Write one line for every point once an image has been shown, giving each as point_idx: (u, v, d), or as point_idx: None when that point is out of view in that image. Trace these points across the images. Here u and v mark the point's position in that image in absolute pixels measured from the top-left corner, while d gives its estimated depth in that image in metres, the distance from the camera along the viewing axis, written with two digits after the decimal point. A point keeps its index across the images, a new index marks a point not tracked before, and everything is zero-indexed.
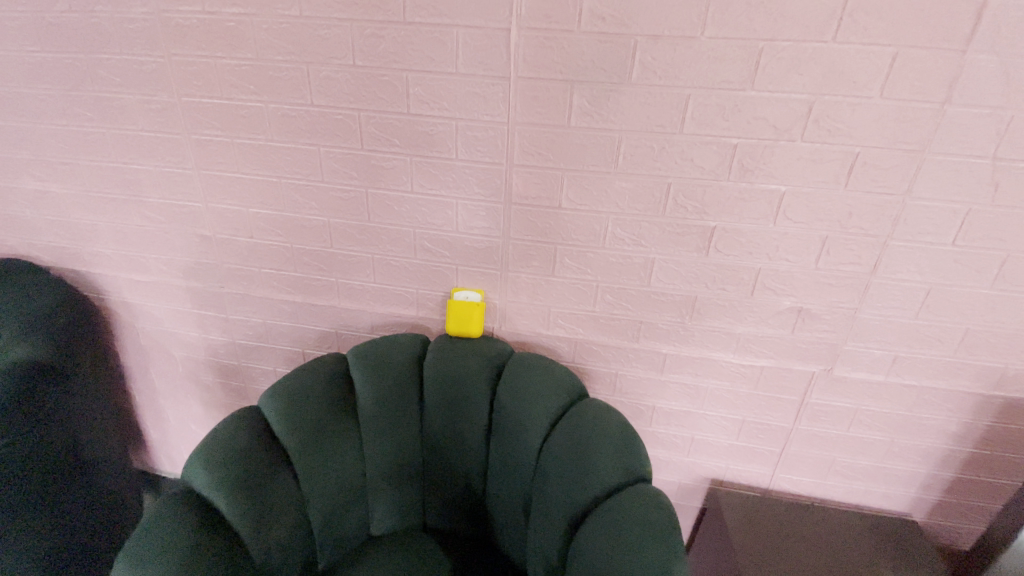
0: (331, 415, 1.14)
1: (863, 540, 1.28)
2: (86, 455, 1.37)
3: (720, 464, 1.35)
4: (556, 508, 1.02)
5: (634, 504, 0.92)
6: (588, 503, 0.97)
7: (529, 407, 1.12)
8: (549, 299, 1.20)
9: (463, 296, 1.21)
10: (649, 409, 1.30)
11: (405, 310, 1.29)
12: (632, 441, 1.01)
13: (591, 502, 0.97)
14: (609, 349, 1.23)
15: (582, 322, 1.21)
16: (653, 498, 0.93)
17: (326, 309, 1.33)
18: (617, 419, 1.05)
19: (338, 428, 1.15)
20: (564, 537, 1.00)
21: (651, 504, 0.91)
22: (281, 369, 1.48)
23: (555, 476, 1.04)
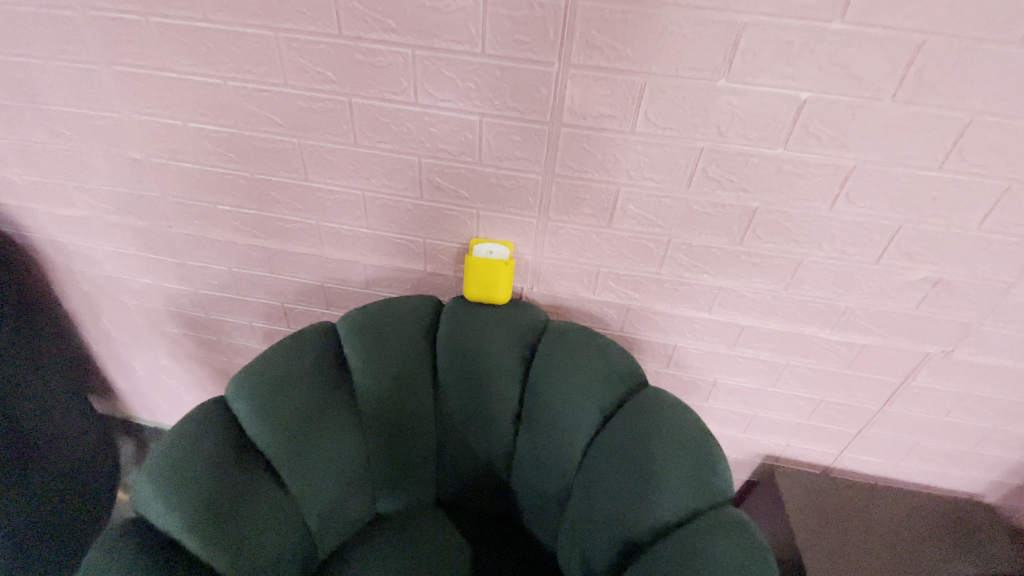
0: (319, 402, 0.90)
1: (935, 528, 1.13)
2: (36, 419, 1.15)
3: (781, 442, 1.16)
4: (609, 524, 0.82)
5: (717, 538, 0.72)
6: (656, 530, 0.77)
7: (573, 396, 0.88)
8: (599, 256, 0.90)
9: (486, 252, 0.91)
10: (708, 385, 1.07)
11: (409, 263, 1.00)
12: (709, 453, 0.79)
13: (657, 527, 0.77)
14: (671, 319, 0.97)
15: (640, 287, 0.93)
16: (741, 531, 0.73)
17: (307, 258, 1.04)
18: (691, 420, 0.82)
19: (330, 416, 0.92)
20: (617, 559, 0.81)
21: (739, 542, 0.71)
22: (258, 324, 1.22)
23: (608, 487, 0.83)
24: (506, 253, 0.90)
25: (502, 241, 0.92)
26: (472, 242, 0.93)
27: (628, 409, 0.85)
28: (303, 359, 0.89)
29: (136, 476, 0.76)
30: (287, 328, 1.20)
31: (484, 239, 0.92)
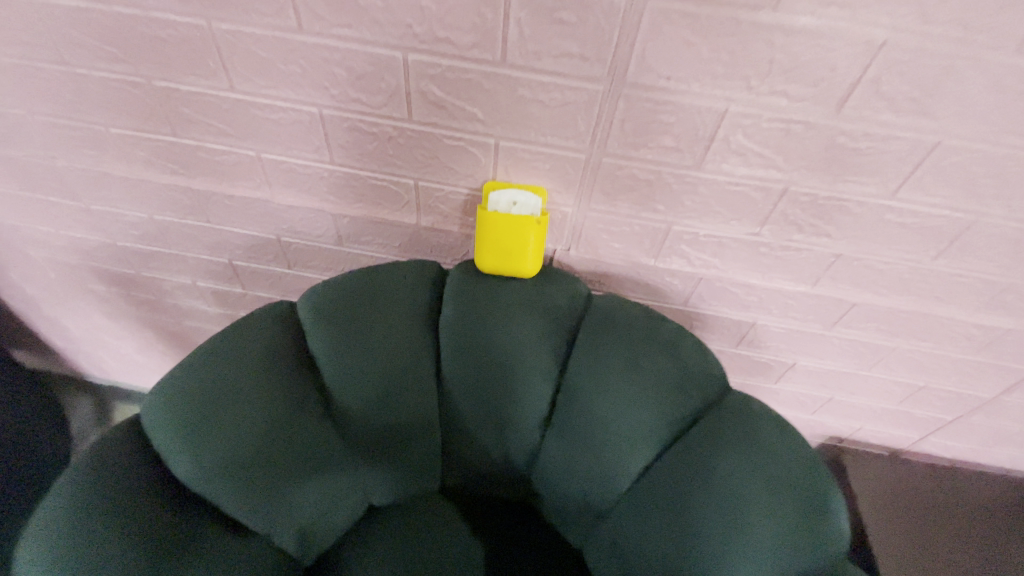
0: (277, 425, 0.63)
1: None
2: None
3: (853, 425, 0.97)
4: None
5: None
6: None
7: (631, 411, 0.63)
8: (674, 212, 0.62)
9: (509, 203, 0.61)
10: (783, 367, 0.84)
11: (394, 214, 0.71)
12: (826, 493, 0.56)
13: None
14: (757, 292, 0.71)
15: (725, 252, 0.66)
16: None
17: (253, 204, 0.74)
18: (795, 447, 0.59)
19: (295, 440, 0.65)
20: None
21: None
22: (204, 284, 0.94)
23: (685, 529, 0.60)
24: (539, 204, 0.61)
25: (531, 187, 0.62)
26: (485, 188, 0.63)
27: (705, 429, 0.61)
28: (243, 365, 0.61)
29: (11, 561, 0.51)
30: (242, 290, 0.93)
31: (504, 184, 0.62)
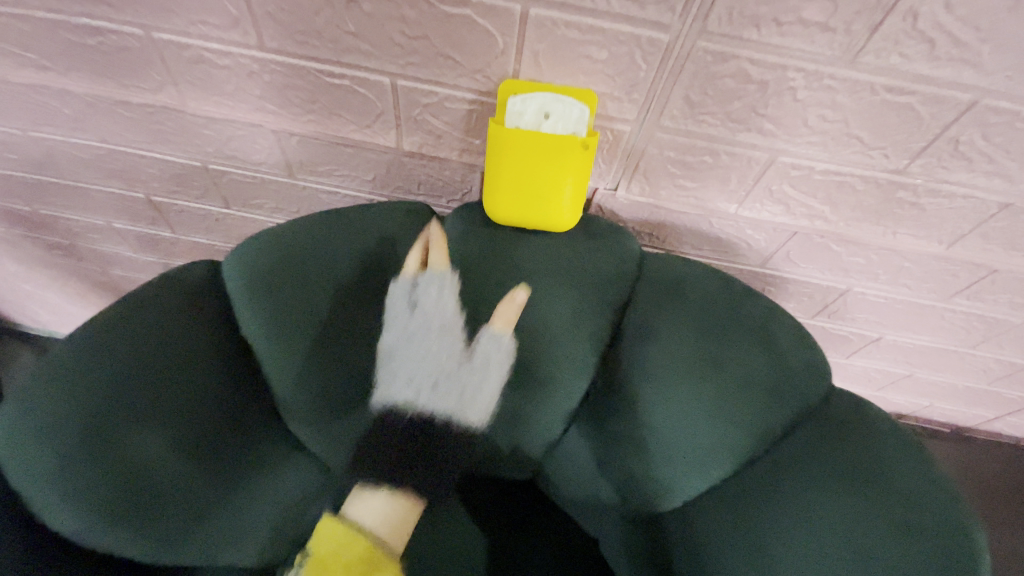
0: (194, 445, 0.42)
1: None
2: None
3: (921, 403, 0.81)
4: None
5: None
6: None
7: (700, 415, 0.45)
8: (786, 134, 0.41)
9: (538, 114, 0.39)
10: (863, 341, 0.67)
11: (363, 134, 0.48)
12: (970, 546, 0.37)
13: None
14: (868, 251, 0.52)
15: (843, 196, 0.46)
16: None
17: (163, 115, 0.51)
18: (937, 484, 0.41)
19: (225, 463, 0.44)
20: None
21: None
22: (122, 227, 0.72)
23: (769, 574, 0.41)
24: (585, 114, 0.40)
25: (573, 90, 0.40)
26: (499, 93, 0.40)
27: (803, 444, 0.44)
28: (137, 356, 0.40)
29: None
30: (171, 235, 0.71)
31: (528, 84, 0.40)
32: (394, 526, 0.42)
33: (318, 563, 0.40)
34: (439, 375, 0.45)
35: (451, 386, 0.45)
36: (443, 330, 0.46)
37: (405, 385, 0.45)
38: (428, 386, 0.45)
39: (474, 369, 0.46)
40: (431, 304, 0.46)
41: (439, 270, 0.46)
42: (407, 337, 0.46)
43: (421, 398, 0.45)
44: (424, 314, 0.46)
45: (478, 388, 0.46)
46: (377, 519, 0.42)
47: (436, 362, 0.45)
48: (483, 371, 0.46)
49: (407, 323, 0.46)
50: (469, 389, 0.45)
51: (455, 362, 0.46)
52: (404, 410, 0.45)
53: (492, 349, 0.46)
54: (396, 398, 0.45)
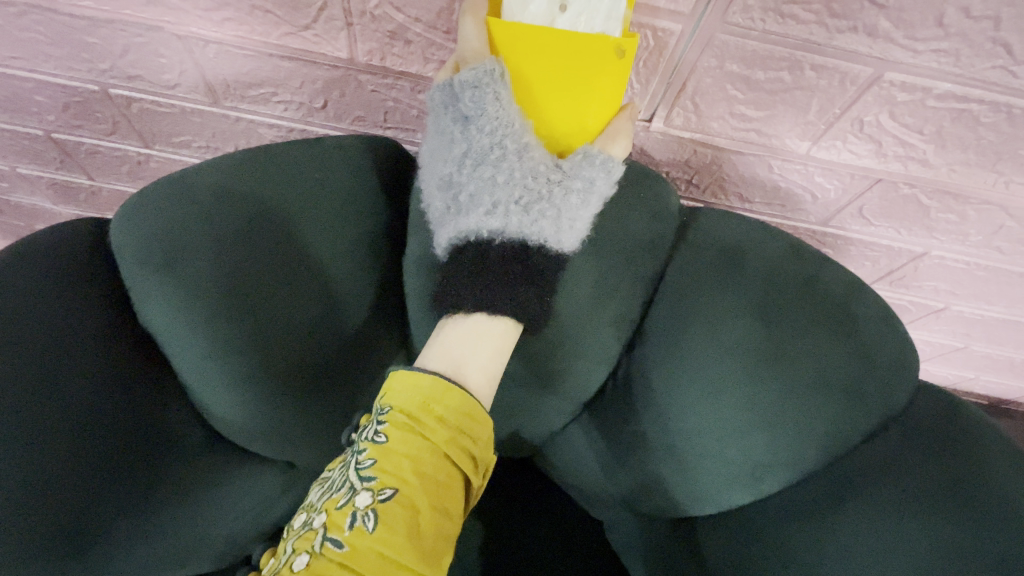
0: (81, 479, 0.30)
1: None
2: None
3: (965, 375, 0.72)
4: None
5: None
6: None
7: (749, 421, 0.35)
8: (904, 37, 0.29)
9: (553, 6, 0.29)
10: (923, 311, 0.57)
11: (303, 40, 0.35)
12: None
13: None
14: (966, 205, 0.40)
15: (958, 133, 0.34)
16: None
17: (30, 19, 0.37)
18: None
19: (125, 497, 0.32)
20: None
21: None
22: (27, 172, 0.58)
23: None
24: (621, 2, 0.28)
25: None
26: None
27: (877, 455, 0.34)
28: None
29: None
30: (88, 181, 0.57)
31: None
32: (490, 366, 0.31)
33: (406, 417, 0.29)
34: (530, 200, 0.30)
35: (544, 210, 0.31)
36: (525, 143, 0.30)
37: (484, 213, 0.31)
38: (513, 213, 0.30)
39: (574, 186, 0.31)
40: (502, 102, 0.30)
41: (493, 60, 0.29)
42: (472, 160, 0.31)
43: (509, 226, 0.31)
44: (495, 117, 0.30)
45: (577, 211, 0.32)
46: (466, 361, 0.30)
47: (522, 183, 0.30)
48: (584, 191, 0.31)
49: (464, 145, 0.31)
50: (568, 211, 0.31)
51: (546, 179, 0.31)
52: (487, 243, 0.31)
53: (597, 171, 0.31)
54: (473, 231, 0.31)
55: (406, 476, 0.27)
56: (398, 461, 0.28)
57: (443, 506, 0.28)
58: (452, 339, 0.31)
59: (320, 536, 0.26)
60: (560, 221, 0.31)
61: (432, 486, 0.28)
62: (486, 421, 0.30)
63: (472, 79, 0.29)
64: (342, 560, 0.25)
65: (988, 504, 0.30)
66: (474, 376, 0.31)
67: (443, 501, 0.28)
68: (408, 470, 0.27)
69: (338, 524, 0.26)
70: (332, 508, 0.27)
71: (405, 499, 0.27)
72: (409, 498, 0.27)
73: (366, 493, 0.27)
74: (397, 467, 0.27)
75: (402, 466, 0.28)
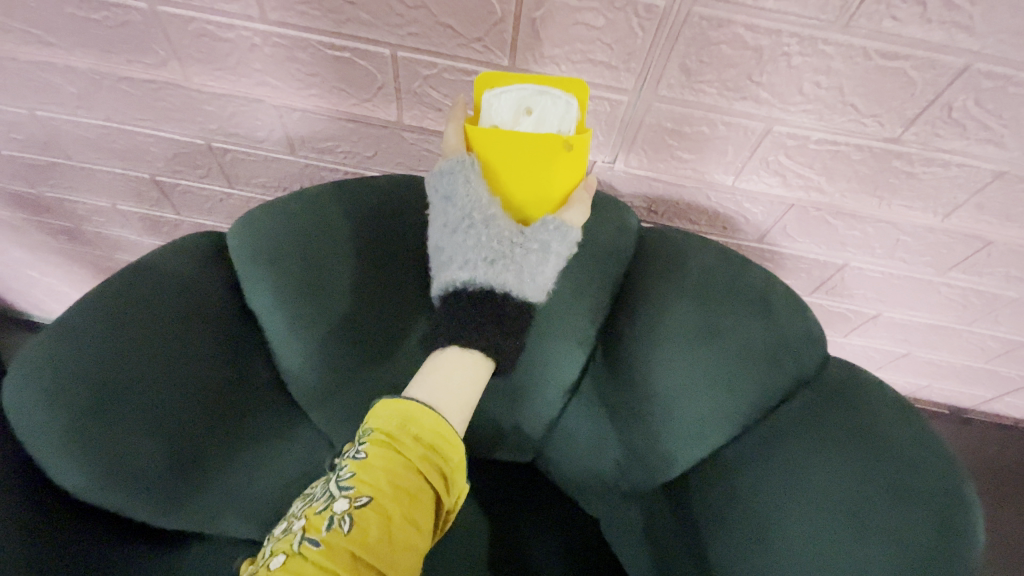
0: (258, 394, 0.49)
1: None
2: None
3: (919, 382, 0.82)
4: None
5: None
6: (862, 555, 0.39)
7: (698, 384, 0.46)
8: (780, 102, 0.41)
9: (520, 110, 0.40)
10: (861, 318, 0.68)
11: (363, 108, 0.49)
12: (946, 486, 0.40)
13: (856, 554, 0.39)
14: (864, 224, 0.52)
15: (839, 167, 0.46)
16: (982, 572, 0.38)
17: (165, 93, 0.52)
18: (928, 434, 0.43)
19: (267, 416, 0.50)
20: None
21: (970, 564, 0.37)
22: (126, 208, 0.73)
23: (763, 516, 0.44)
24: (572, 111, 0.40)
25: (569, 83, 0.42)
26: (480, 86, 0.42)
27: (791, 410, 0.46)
28: (118, 339, 0.41)
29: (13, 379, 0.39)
30: (174, 215, 0.72)
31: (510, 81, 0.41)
32: (464, 397, 0.41)
33: (384, 439, 0.38)
34: (495, 256, 0.42)
35: (507, 266, 0.42)
36: (490, 214, 0.42)
37: (457, 268, 0.43)
38: (480, 268, 0.42)
39: (532, 246, 0.42)
40: (472, 184, 0.41)
41: (468, 155, 0.41)
42: (453, 226, 0.43)
43: (477, 277, 0.42)
44: (467, 196, 0.41)
45: (537, 266, 0.43)
46: (445, 391, 0.41)
47: (490, 246, 0.42)
48: (540, 251, 0.43)
49: (448, 215, 0.43)
50: (529, 267, 0.43)
51: (509, 242, 0.42)
52: (462, 290, 0.43)
53: (552, 235, 0.43)
54: (452, 282, 0.43)
55: (379, 486, 0.36)
56: (374, 476, 0.36)
57: (409, 515, 0.36)
58: (436, 374, 0.42)
59: (299, 538, 0.34)
60: (521, 274, 0.43)
61: (401, 496, 0.36)
62: (455, 442, 0.39)
63: (449, 167, 0.41)
64: (317, 555, 0.32)
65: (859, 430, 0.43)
66: (451, 404, 0.41)
67: (409, 511, 0.36)
68: (382, 481, 0.36)
69: (317, 526, 0.34)
70: (313, 513, 0.35)
71: (375, 505, 0.35)
72: (378, 504, 0.35)
73: (344, 500, 0.35)
74: (372, 479, 0.36)
75: (376, 479, 0.36)
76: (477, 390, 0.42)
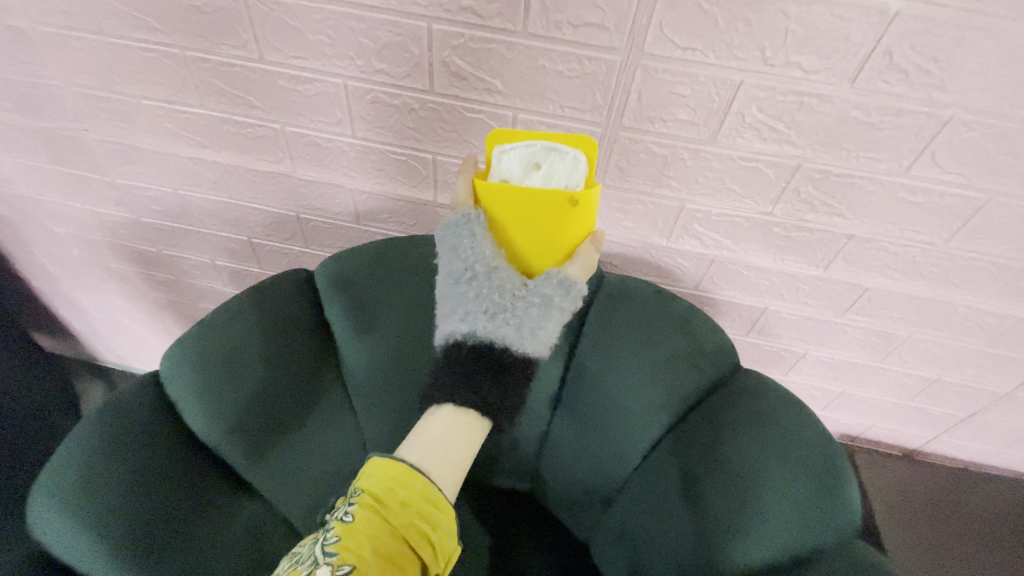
0: (324, 383, 0.68)
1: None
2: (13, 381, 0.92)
3: (865, 423, 0.96)
4: (689, 531, 0.60)
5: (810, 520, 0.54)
6: (749, 503, 0.56)
7: (641, 386, 0.64)
8: (686, 189, 0.63)
9: (530, 166, 0.56)
10: (793, 356, 0.84)
11: (411, 191, 0.73)
12: (813, 450, 0.57)
13: (747, 507, 0.56)
14: (769, 275, 0.71)
15: (737, 232, 0.66)
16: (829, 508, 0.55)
17: (275, 179, 0.76)
18: (803, 414, 0.60)
19: (328, 401, 0.69)
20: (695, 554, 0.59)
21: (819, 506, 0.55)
22: (222, 264, 0.96)
23: (689, 487, 0.61)
24: (578, 164, 0.55)
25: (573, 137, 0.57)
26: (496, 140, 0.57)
27: (702, 414, 0.63)
28: (236, 337, 0.61)
29: (167, 362, 0.60)
30: (257, 269, 0.95)
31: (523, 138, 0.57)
32: (451, 465, 0.56)
33: (369, 508, 0.50)
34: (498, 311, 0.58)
35: (506, 317, 0.58)
36: (493, 267, 0.59)
37: (461, 320, 0.59)
38: (481, 318, 0.58)
39: (531, 300, 0.58)
40: (474, 236, 0.59)
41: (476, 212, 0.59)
42: (459, 280, 0.60)
43: (478, 327, 0.58)
44: (471, 246, 0.59)
45: (530, 318, 0.58)
46: (433, 462, 0.55)
47: (491, 299, 0.58)
48: (534, 302, 0.58)
49: (453, 275, 0.60)
50: (527, 318, 0.58)
51: (509, 294, 0.59)
52: (464, 339, 0.58)
53: (549, 286, 0.58)
54: (455, 330, 0.59)
55: (360, 554, 0.47)
56: (356, 543, 0.47)
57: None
58: (433, 443, 0.57)
59: None
60: (517, 324, 0.58)
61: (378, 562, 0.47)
62: (441, 509, 0.52)
63: (459, 220, 0.59)
64: None
65: (754, 414, 0.60)
66: (441, 471, 0.55)
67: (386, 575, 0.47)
68: (363, 549, 0.47)
69: None
70: None
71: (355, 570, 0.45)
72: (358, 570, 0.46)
73: (329, 565, 0.46)
74: (355, 547, 0.47)
75: (358, 547, 0.47)
76: (464, 458, 0.57)
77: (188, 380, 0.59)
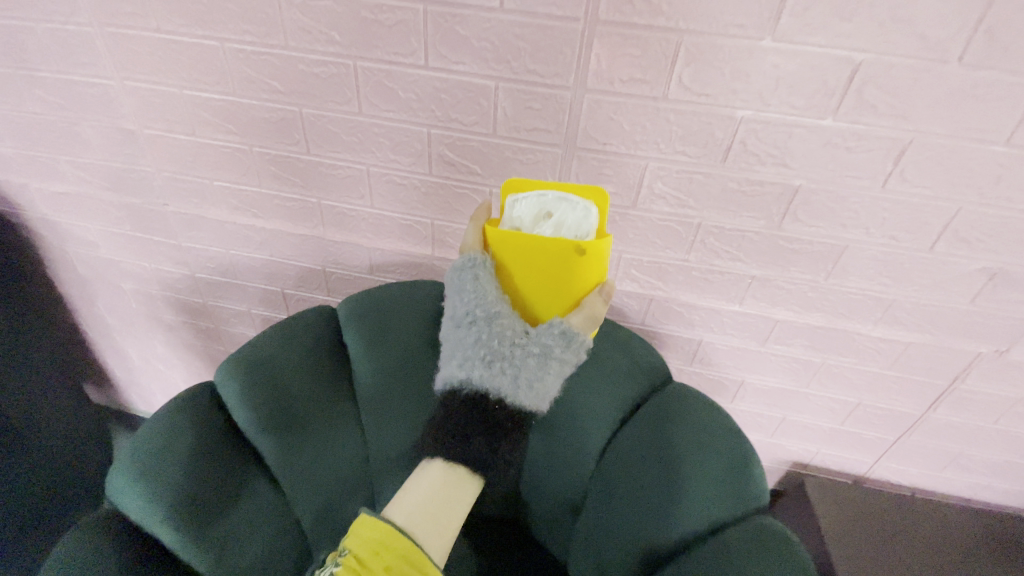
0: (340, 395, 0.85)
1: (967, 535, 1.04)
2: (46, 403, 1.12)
3: (810, 448, 1.09)
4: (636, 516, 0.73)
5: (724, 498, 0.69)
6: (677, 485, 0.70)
7: (593, 394, 0.80)
8: (621, 242, 0.83)
9: (543, 214, 0.72)
10: (734, 384, 1.00)
11: (414, 247, 0.94)
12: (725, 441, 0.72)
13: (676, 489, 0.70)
14: (697, 310, 0.89)
15: (666, 275, 0.85)
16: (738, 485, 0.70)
17: (309, 240, 0.97)
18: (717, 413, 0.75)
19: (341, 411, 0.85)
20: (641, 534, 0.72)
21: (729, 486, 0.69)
22: (257, 312, 1.16)
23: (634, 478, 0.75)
24: (585, 213, 0.70)
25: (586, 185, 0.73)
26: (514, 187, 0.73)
27: (636, 424, 0.78)
28: (275, 354, 0.79)
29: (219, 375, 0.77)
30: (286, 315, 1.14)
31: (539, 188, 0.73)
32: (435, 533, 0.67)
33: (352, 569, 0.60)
34: (493, 356, 0.73)
35: (499, 367, 0.73)
36: (494, 315, 0.75)
37: (459, 368, 0.75)
38: (477, 368, 0.74)
39: (524, 353, 0.73)
40: (478, 280, 0.75)
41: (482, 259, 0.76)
42: (464, 329, 0.76)
43: (473, 376, 0.74)
44: (476, 292, 0.75)
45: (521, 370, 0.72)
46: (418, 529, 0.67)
47: (489, 349, 0.74)
48: (526, 354, 0.72)
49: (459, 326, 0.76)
50: (521, 369, 0.72)
51: (506, 345, 0.73)
52: (462, 385, 0.75)
53: (547, 334, 0.72)
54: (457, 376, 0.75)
55: None
56: None
57: None
58: (419, 514, 0.68)
59: None
60: (509, 373, 0.73)
61: None
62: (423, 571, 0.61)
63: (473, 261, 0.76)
64: None
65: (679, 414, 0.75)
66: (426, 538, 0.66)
67: None
68: None
69: None
70: None
71: None
72: None
73: None
74: None
75: None
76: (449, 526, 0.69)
77: (236, 386, 0.76)
